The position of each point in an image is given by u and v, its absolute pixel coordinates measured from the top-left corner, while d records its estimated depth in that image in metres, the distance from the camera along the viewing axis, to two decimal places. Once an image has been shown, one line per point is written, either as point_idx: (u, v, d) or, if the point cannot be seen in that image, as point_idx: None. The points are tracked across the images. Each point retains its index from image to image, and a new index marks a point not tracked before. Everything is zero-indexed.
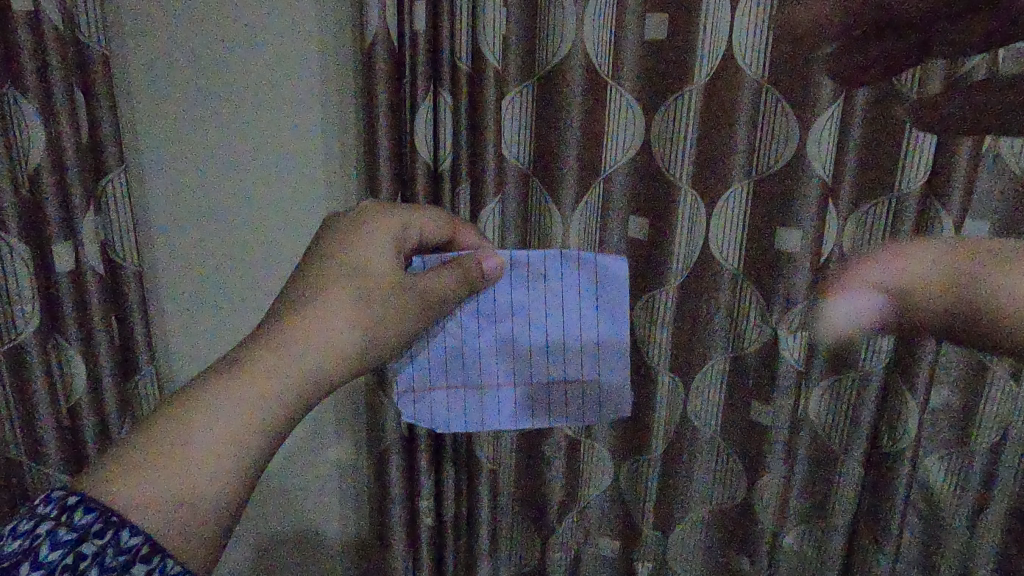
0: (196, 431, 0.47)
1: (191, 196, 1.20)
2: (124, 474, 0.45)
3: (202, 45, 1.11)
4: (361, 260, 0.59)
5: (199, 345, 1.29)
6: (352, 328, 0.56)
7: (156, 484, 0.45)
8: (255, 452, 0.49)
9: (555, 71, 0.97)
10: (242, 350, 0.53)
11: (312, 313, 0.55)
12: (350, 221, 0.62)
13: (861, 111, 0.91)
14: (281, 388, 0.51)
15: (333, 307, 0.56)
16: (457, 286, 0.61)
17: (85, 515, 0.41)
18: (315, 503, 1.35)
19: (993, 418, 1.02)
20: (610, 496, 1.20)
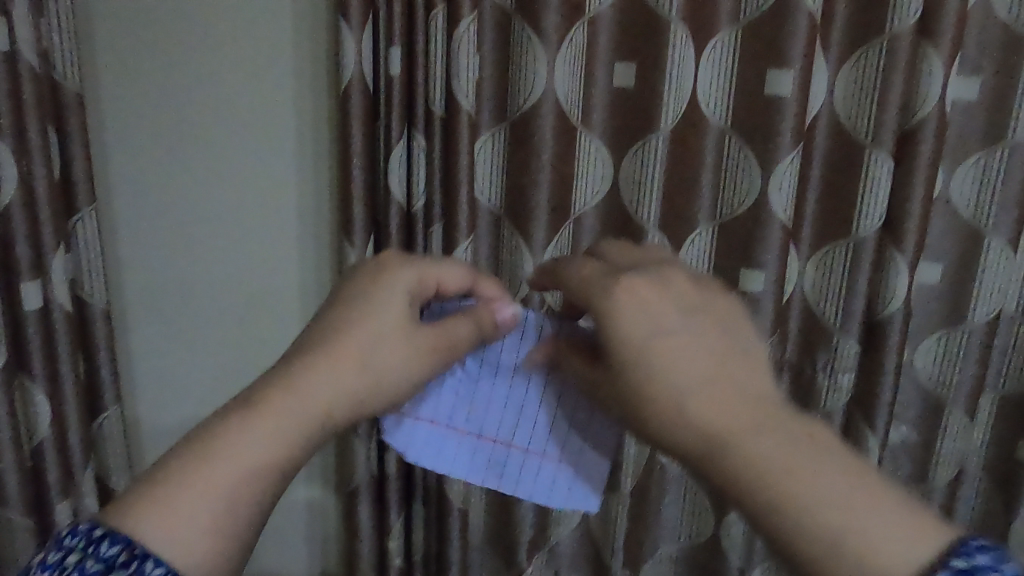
0: (219, 468, 0.51)
1: (165, 232, 1.21)
2: (155, 505, 0.49)
3: (178, 84, 1.13)
4: (378, 311, 0.60)
5: (171, 379, 1.30)
6: (363, 373, 0.59)
7: (183, 514, 0.49)
8: (267, 486, 0.53)
9: (525, 117, 0.99)
10: (262, 392, 0.56)
11: (326, 359, 0.58)
12: (371, 276, 0.63)
13: (820, 155, 0.97)
14: (295, 427, 0.55)
15: (346, 354, 0.59)
16: (469, 336, 0.63)
17: (112, 546, 0.46)
18: (281, 544, 1.33)
19: (949, 455, 1.06)
20: (580, 535, 1.20)
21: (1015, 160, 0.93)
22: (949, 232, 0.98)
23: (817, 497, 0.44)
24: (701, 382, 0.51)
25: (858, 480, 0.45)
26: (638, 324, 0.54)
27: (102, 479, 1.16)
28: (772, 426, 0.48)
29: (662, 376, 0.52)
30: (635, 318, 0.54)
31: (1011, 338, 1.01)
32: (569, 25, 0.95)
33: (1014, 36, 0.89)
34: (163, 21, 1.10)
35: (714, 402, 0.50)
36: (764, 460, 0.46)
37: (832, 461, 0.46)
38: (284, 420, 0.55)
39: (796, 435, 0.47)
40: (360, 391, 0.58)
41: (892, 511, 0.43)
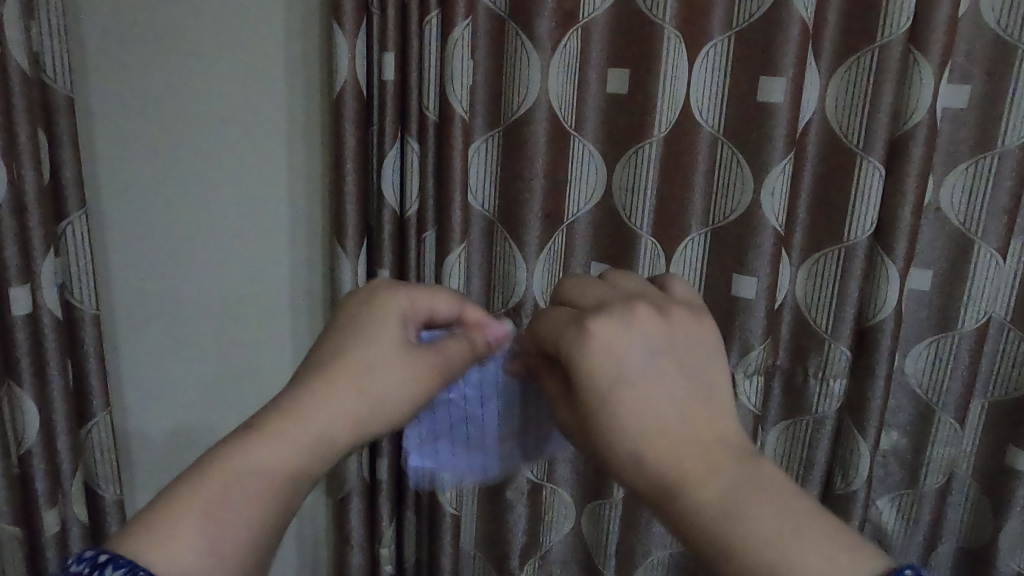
0: (215, 507, 0.50)
1: (156, 237, 1.21)
2: (150, 541, 0.47)
3: (171, 88, 1.13)
4: (374, 334, 0.60)
5: (160, 384, 1.29)
6: (362, 399, 0.58)
7: (180, 552, 0.47)
8: (262, 522, 0.51)
9: (518, 123, 1.00)
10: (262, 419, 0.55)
11: (325, 384, 0.57)
12: (369, 294, 0.63)
13: (811, 163, 0.97)
14: (288, 459, 0.54)
15: (344, 380, 0.58)
16: (464, 354, 0.66)
17: (116, 570, 0.44)
18: None
19: (939, 461, 1.07)
20: (573, 542, 1.20)
21: (1005, 168, 0.93)
22: (939, 237, 0.99)
23: (780, 528, 0.43)
24: (656, 430, 0.48)
25: (847, 538, 0.43)
26: (601, 367, 0.51)
27: (91, 487, 1.15)
28: (725, 467, 0.46)
29: (622, 424, 0.49)
30: (595, 360, 0.51)
31: (1000, 346, 1.01)
32: (564, 30, 0.96)
33: (1004, 45, 0.89)
34: (156, 24, 1.10)
35: (670, 451, 0.48)
36: (715, 521, 0.44)
37: (784, 514, 0.43)
38: (283, 446, 0.54)
39: (751, 493, 0.45)
40: (358, 416, 0.58)
41: (849, 564, 0.41)
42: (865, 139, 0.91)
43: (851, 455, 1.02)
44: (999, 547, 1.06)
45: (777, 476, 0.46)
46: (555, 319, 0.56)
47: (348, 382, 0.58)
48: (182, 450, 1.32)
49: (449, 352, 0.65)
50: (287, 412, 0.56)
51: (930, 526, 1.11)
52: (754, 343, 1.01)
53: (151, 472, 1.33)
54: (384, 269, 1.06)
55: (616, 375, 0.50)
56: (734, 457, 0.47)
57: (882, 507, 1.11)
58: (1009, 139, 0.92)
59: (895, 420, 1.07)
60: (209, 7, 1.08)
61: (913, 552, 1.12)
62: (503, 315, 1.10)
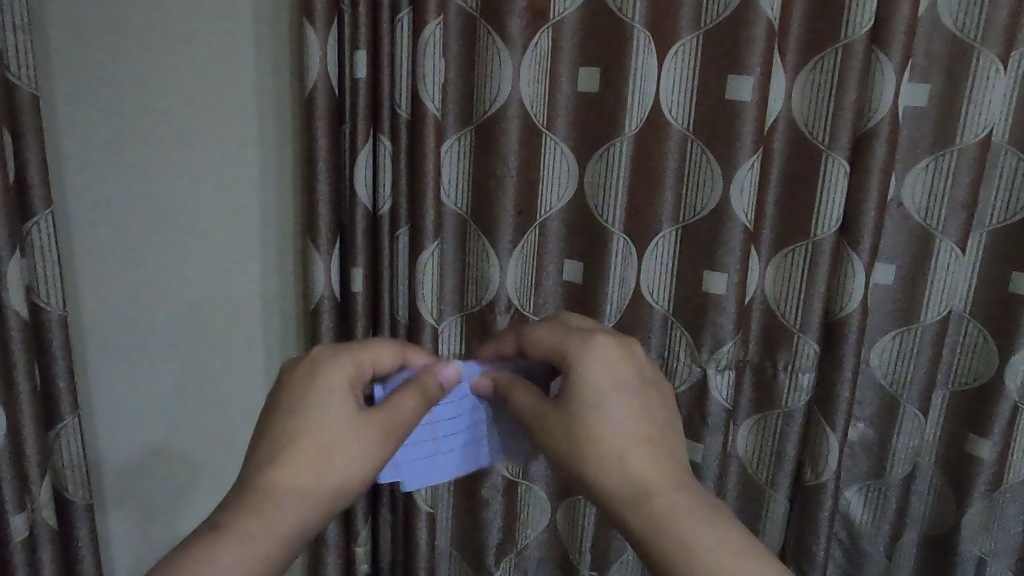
0: (262, 516, 0.62)
1: (125, 239, 1.19)
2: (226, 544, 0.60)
3: (137, 88, 1.12)
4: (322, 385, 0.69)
5: (125, 388, 1.27)
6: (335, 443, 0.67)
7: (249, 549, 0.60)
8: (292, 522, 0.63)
9: (489, 122, 1.01)
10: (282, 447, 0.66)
11: (313, 410, 0.68)
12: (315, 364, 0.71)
13: (778, 159, 0.99)
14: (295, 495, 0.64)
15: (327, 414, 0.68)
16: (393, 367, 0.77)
17: None
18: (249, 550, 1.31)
19: (904, 453, 1.09)
20: (548, 538, 1.20)
21: (963, 165, 0.96)
22: (902, 231, 1.01)
23: (614, 491, 0.63)
24: (537, 410, 0.70)
25: (658, 517, 0.61)
26: (528, 405, 0.71)
27: (59, 494, 1.13)
28: (582, 435, 0.66)
29: (520, 404, 0.72)
30: (519, 401, 0.72)
31: (960, 337, 1.04)
32: (534, 29, 0.97)
33: (961, 45, 0.92)
34: (125, 24, 1.10)
35: (548, 423, 0.69)
36: (651, 532, 0.60)
37: (638, 502, 0.62)
38: (300, 473, 0.65)
39: (697, 517, 0.61)
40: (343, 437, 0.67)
41: (651, 519, 0.61)
42: (831, 135, 0.93)
43: (821, 448, 1.04)
44: (962, 534, 1.09)
45: (647, 486, 0.63)
46: (565, 334, 0.72)
47: (314, 427, 0.67)
48: (156, 455, 1.31)
49: (402, 411, 0.71)
50: (299, 438, 0.66)
51: (897, 515, 1.13)
52: (725, 339, 1.02)
53: (124, 477, 1.31)
54: (357, 269, 1.06)
55: (609, 382, 0.67)
56: (602, 445, 0.65)
57: (850, 497, 1.13)
58: (965, 135, 0.94)
59: (862, 413, 1.10)
60: (178, 6, 1.08)
61: (881, 543, 1.14)
62: (477, 311, 1.11)
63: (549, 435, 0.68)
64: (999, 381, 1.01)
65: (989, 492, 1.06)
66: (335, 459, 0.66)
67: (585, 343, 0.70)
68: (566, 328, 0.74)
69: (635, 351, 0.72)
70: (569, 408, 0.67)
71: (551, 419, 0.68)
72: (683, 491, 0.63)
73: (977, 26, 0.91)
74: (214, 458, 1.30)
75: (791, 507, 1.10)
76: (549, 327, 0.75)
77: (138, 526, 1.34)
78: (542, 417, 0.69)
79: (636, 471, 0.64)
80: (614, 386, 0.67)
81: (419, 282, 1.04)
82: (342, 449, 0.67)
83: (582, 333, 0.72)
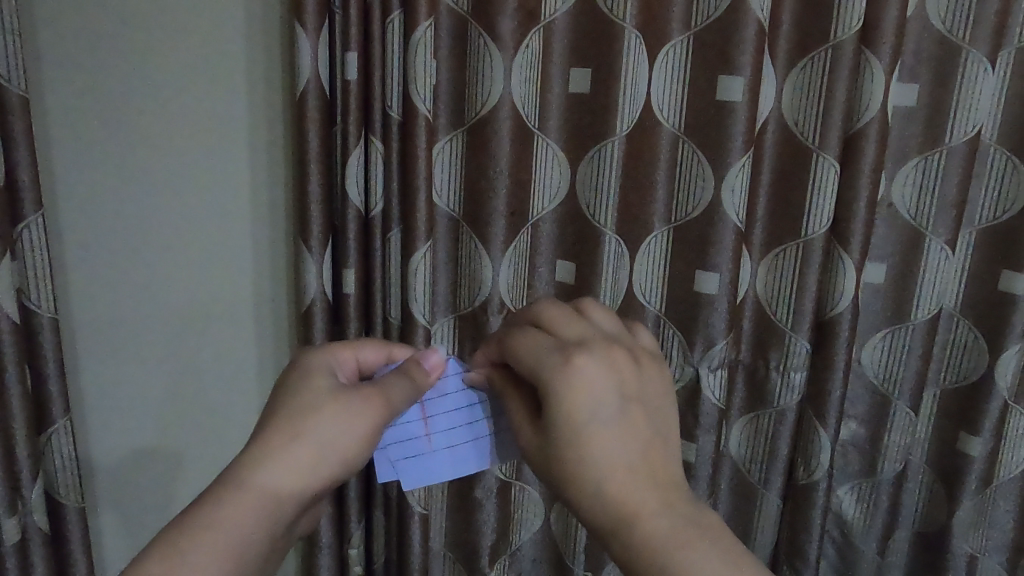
0: (244, 489, 0.62)
1: (117, 242, 1.19)
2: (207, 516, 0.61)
3: (127, 90, 1.12)
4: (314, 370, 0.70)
5: (116, 391, 1.27)
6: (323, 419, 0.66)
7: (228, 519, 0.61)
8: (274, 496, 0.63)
9: (481, 123, 1.01)
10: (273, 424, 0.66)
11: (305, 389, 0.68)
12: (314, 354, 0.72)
13: (769, 159, 1.00)
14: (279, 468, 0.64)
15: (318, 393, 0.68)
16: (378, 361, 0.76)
17: None
18: None
19: (896, 451, 1.09)
20: (542, 538, 1.20)
21: (952, 164, 0.96)
22: (892, 231, 1.02)
23: (600, 519, 0.57)
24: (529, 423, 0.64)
25: (645, 553, 0.54)
26: (522, 417, 0.65)
27: (51, 497, 1.13)
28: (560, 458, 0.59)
29: (514, 413, 0.66)
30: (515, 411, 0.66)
31: (950, 335, 1.04)
32: (525, 30, 0.97)
33: (949, 45, 0.93)
34: (116, 25, 1.10)
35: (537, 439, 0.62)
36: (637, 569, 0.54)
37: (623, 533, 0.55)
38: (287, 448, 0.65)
39: (690, 551, 0.53)
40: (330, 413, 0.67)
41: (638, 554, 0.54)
42: (821, 135, 0.93)
43: (812, 445, 1.04)
44: (954, 533, 1.10)
45: (633, 516, 0.55)
46: (540, 352, 0.63)
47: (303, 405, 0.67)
48: (149, 458, 1.30)
49: (393, 391, 0.70)
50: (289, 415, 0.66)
51: (889, 512, 1.13)
52: (717, 338, 1.03)
53: (116, 480, 1.31)
54: (349, 270, 1.06)
55: (588, 413, 0.58)
56: (580, 470, 0.58)
57: (842, 496, 1.14)
58: (955, 134, 0.95)
59: (853, 411, 1.10)
60: (169, 8, 1.08)
61: (873, 540, 1.15)
62: (470, 312, 1.11)
63: (537, 453, 0.62)
64: (989, 380, 1.02)
65: (980, 490, 1.07)
66: (321, 433, 0.66)
67: (560, 368, 0.60)
68: (546, 341, 0.63)
69: (617, 359, 0.61)
70: (551, 447, 0.60)
71: (539, 435, 0.62)
72: (683, 526, 0.54)
73: (965, 26, 0.91)
74: (207, 461, 1.30)
75: (783, 506, 1.11)
76: (524, 339, 0.64)
77: (130, 529, 1.33)
78: (530, 432, 0.63)
79: (618, 498, 0.56)
80: (593, 417, 0.58)
81: (411, 283, 1.04)
82: (329, 425, 0.66)
83: (559, 352, 0.61)
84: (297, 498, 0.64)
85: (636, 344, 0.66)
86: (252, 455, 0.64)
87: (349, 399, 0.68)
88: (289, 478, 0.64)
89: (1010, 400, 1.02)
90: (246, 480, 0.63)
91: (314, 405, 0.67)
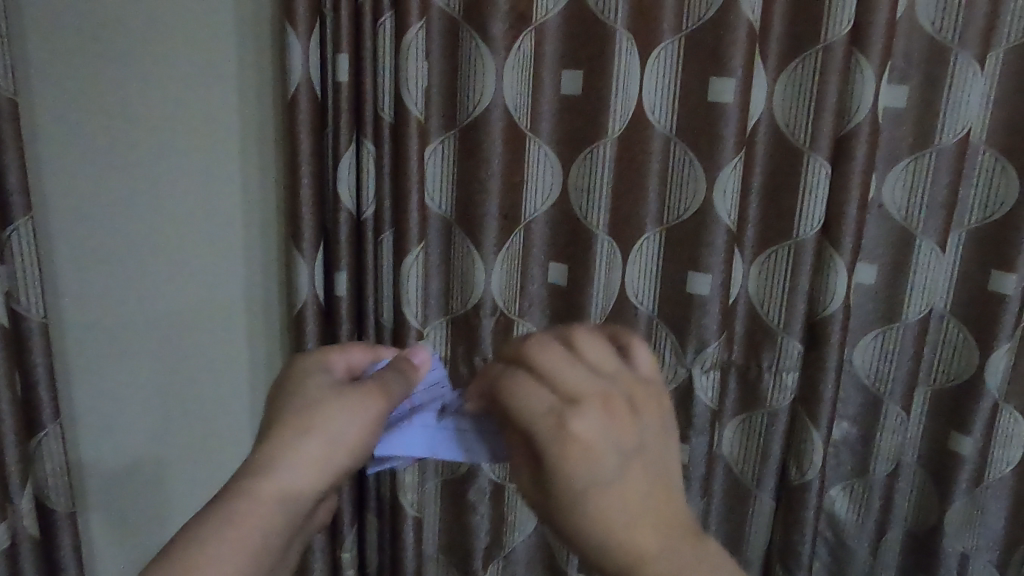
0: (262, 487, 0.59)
1: (108, 245, 1.18)
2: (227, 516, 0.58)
3: (117, 92, 1.11)
4: (313, 373, 0.68)
5: (107, 395, 1.26)
6: (337, 413, 0.64)
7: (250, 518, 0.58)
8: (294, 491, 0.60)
9: (473, 124, 1.01)
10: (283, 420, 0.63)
11: (308, 389, 0.66)
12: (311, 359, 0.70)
13: (760, 161, 1.00)
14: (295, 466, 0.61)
15: (320, 392, 0.66)
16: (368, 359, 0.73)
17: None
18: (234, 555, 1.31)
19: (888, 451, 1.09)
20: (536, 541, 1.20)
21: (941, 166, 0.97)
22: (883, 232, 1.02)
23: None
24: (524, 465, 0.57)
25: None
26: (517, 457, 0.58)
27: (41, 502, 1.12)
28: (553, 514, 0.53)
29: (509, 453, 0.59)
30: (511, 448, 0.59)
31: (940, 335, 1.05)
32: (517, 32, 0.97)
33: (938, 46, 0.93)
34: (105, 28, 1.09)
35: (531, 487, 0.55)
36: None
37: None
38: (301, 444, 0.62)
39: None
40: (339, 408, 0.64)
41: None
42: (812, 137, 0.94)
43: (804, 445, 1.04)
44: (945, 532, 1.10)
45: None
46: (534, 409, 0.54)
47: (310, 403, 0.64)
48: (141, 462, 1.29)
49: (394, 387, 0.68)
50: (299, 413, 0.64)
51: (881, 513, 1.14)
52: (709, 340, 1.03)
53: (107, 485, 1.30)
54: (341, 273, 1.06)
55: (588, 477, 0.51)
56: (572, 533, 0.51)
57: (835, 497, 1.14)
58: (944, 135, 0.96)
59: (845, 412, 1.10)
60: (159, 10, 1.07)
61: (866, 540, 1.15)
62: (462, 315, 1.11)
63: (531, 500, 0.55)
64: (979, 378, 1.03)
65: (971, 488, 1.08)
66: (335, 426, 0.63)
67: (554, 431, 0.52)
68: (543, 394, 0.55)
69: (611, 411, 0.53)
70: (553, 515, 0.53)
71: (530, 483, 0.55)
72: None
73: (954, 28, 0.92)
74: (199, 465, 1.29)
75: (776, 507, 1.11)
76: (514, 391, 0.56)
77: (121, 534, 1.32)
78: (522, 478, 0.57)
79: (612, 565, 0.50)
80: (596, 482, 0.51)
81: (404, 285, 1.04)
82: (339, 420, 0.64)
83: (554, 407, 0.54)
84: (315, 491, 0.62)
85: (636, 379, 0.57)
86: (266, 451, 0.61)
87: (353, 390, 0.66)
88: (306, 473, 0.61)
89: (1000, 399, 1.03)
90: (261, 474, 0.60)
91: (320, 400, 0.65)
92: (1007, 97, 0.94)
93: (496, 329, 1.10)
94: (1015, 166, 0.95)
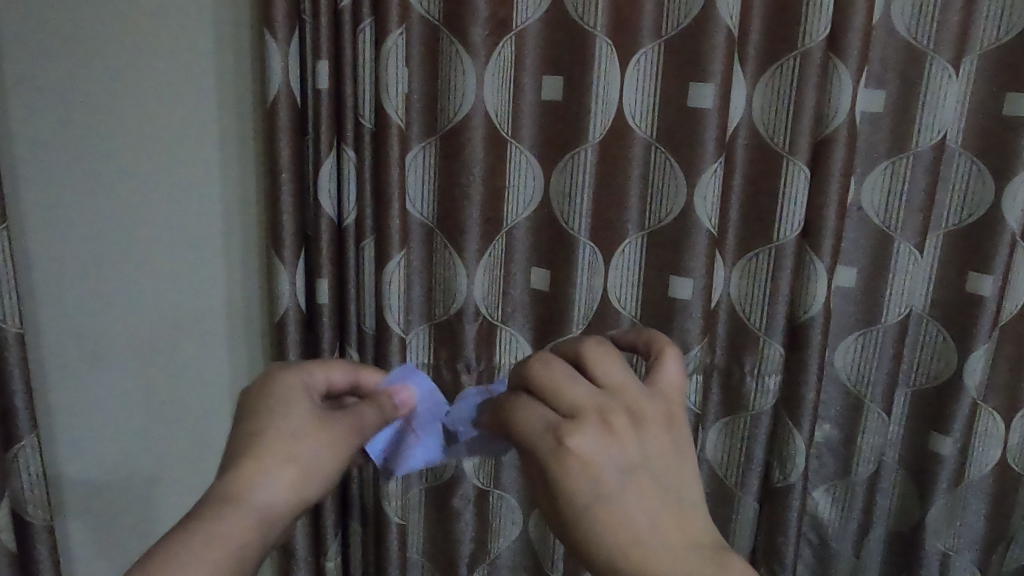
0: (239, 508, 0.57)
1: (87, 254, 1.17)
2: (202, 533, 0.55)
3: (94, 98, 1.10)
4: (291, 389, 0.66)
5: (85, 406, 1.24)
6: (318, 442, 0.63)
7: (224, 536, 0.56)
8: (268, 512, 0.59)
9: (454, 130, 1.01)
10: (259, 435, 0.61)
11: (286, 408, 0.64)
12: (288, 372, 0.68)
13: (740, 164, 1.00)
14: (270, 489, 0.59)
15: (298, 411, 0.64)
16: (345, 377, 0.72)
17: None
18: None
19: (870, 453, 1.10)
20: (521, 547, 1.20)
21: (918, 170, 0.98)
22: (863, 235, 1.03)
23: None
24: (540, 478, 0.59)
25: None
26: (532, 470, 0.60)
27: (18, 515, 1.10)
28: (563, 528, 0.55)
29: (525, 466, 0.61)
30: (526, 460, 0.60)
31: (919, 337, 1.06)
32: (497, 39, 0.97)
33: (914, 51, 0.94)
34: (81, 36, 1.08)
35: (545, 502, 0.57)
36: None
37: None
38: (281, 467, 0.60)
39: None
40: (323, 433, 0.63)
41: None
42: (791, 142, 0.94)
43: (788, 447, 1.05)
44: (926, 530, 1.12)
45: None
46: (534, 429, 0.56)
47: (289, 425, 0.63)
48: (122, 473, 1.28)
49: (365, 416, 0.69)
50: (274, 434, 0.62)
51: (864, 513, 1.14)
52: (692, 343, 1.03)
53: (86, 497, 1.28)
54: (322, 279, 1.05)
55: (592, 487, 0.53)
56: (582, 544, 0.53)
57: (818, 498, 1.15)
58: (922, 140, 0.96)
59: (828, 413, 1.11)
60: (137, 16, 1.06)
61: (848, 540, 1.16)
62: (445, 321, 1.10)
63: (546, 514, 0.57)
64: (958, 379, 1.04)
65: (951, 487, 1.09)
66: (311, 450, 0.62)
67: (553, 451, 0.54)
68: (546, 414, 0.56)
69: (612, 428, 0.54)
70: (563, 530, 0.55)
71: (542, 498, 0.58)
72: None
73: (929, 33, 0.93)
74: (181, 475, 1.28)
75: (760, 509, 1.11)
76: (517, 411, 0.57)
77: (100, 547, 1.30)
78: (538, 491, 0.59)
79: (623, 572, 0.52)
80: (602, 494, 0.53)
81: (386, 292, 1.03)
82: (315, 447, 0.63)
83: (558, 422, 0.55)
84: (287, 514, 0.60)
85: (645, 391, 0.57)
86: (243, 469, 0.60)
87: (330, 424, 0.65)
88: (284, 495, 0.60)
89: (978, 399, 1.05)
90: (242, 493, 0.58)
91: (302, 424, 0.63)
92: (982, 102, 0.95)
93: (479, 335, 1.11)
94: (991, 171, 0.96)
